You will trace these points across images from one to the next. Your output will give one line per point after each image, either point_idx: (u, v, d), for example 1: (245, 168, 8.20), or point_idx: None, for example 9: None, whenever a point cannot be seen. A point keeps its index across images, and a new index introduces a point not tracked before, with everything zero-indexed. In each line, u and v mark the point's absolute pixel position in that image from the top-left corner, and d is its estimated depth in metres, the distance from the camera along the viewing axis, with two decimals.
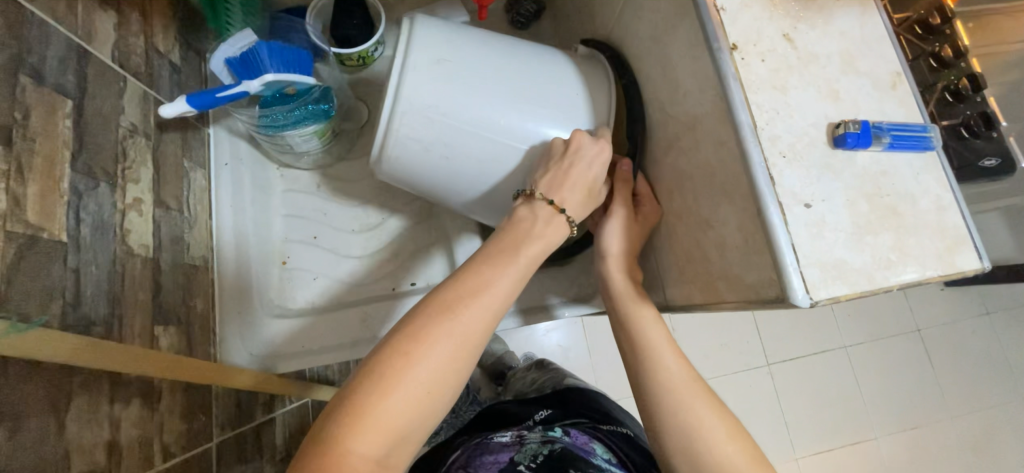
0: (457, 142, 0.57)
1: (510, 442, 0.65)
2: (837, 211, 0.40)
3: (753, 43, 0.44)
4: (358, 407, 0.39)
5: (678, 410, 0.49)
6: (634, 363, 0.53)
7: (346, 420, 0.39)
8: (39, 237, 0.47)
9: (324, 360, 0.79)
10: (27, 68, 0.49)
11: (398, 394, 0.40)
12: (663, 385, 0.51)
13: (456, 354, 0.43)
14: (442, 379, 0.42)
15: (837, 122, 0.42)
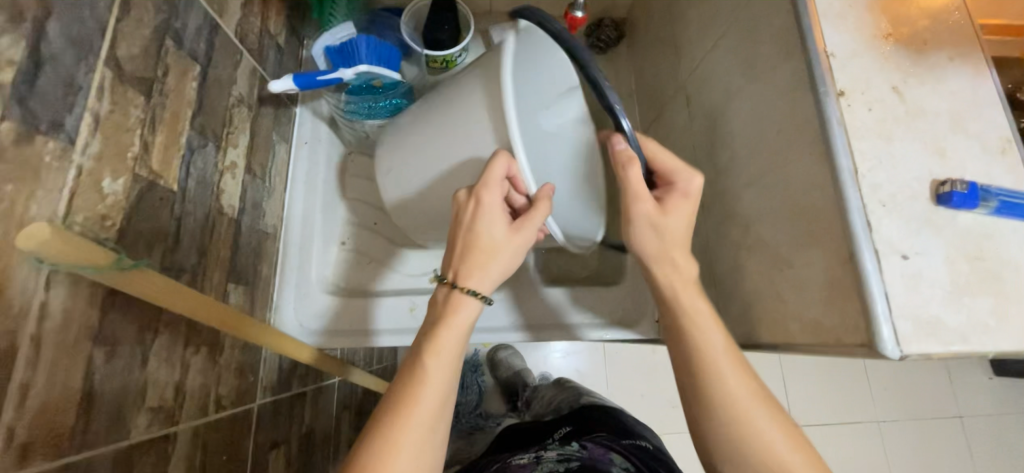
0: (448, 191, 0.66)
1: (527, 463, 0.65)
2: (934, 267, 0.40)
3: (860, 91, 0.44)
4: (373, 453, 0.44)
5: (733, 420, 0.50)
6: (686, 376, 0.54)
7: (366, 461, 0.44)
8: (156, 184, 0.51)
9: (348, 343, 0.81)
10: (172, 33, 0.54)
11: (407, 432, 0.45)
12: (724, 395, 0.51)
13: (447, 390, 0.48)
14: (440, 415, 0.47)
15: (941, 180, 0.42)
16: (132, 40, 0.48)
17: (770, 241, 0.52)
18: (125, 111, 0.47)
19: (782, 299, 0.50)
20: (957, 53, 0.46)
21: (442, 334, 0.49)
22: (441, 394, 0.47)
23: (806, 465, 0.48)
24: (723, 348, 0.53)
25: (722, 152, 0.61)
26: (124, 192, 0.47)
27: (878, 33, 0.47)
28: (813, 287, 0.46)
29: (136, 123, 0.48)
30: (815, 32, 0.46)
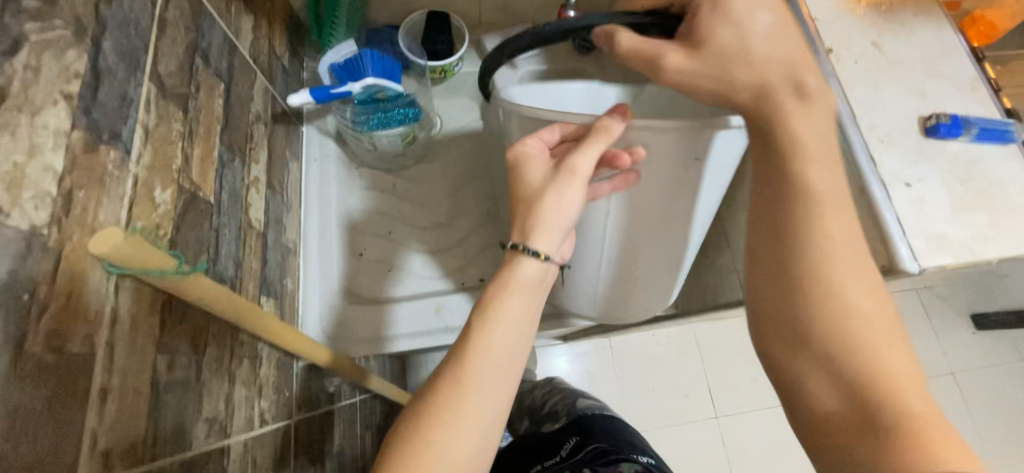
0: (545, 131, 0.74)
1: None
2: (934, 190, 0.45)
3: (846, 48, 0.50)
4: (428, 415, 0.44)
5: (829, 310, 0.44)
6: (785, 271, 0.46)
7: (417, 429, 0.44)
8: (198, 195, 0.52)
9: (359, 352, 0.80)
10: (200, 51, 0.56)
11: (468, 391, 0.45)
12: (826, 284, 0.44)
13: (510, 355, 0.47)
14: (506, 380, 0.47)
15: (927, 116, 0.47)
16: (170, 58, 0.50)
17: None
18: (168, 123, 0.48)
19: None
20: (921, 9, 0.53)
21: (514, 288, 0.49)
22: (507, 349, 0.47)
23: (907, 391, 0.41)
24: (845, 236, 0.44)
25: None
26: (172, 201, 0.48)
27: None
28: None
29: (178, 136, 0.50)
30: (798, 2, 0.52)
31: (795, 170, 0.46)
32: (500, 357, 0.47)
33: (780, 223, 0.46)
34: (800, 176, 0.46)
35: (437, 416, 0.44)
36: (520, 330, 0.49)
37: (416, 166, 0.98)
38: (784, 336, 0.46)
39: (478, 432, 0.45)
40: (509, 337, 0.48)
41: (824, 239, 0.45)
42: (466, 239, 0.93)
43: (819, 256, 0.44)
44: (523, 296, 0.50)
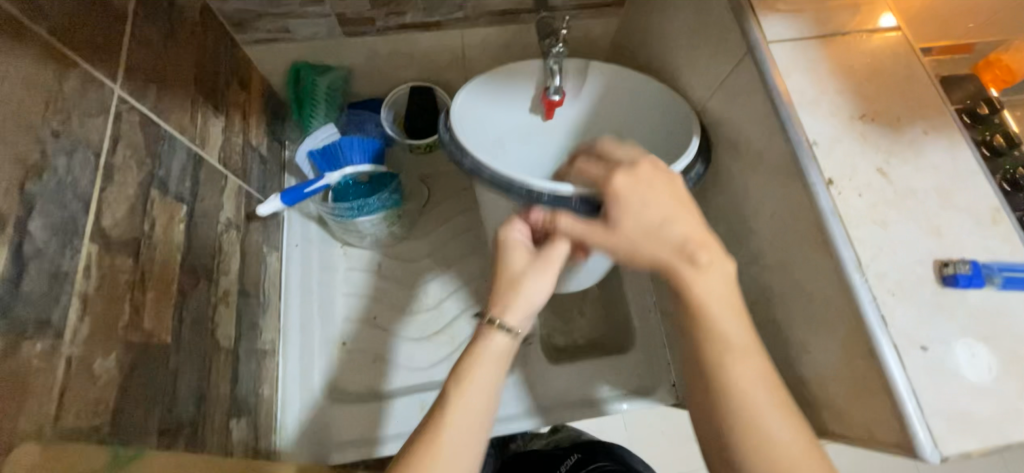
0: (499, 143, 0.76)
1: None
2: (955, 355, 0.40)
3: (848, 177, 0.45)
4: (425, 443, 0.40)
5: (718, 370, 0.40)
6: (692, 357, 0.42)
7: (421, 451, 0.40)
8: (150, 343, 0.49)
9: (347, 457, 0.74)
10: (157, 182, 0.53)
11: (451, 432, 0.41)
12: (722, 358, 0.40)
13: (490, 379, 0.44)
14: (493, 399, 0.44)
15: (944, 261, 0.42)
16: (116, 206, 0.47)
17: (783, 320, 0.52)
18: (112, 280, 0.45)
19: (806, 382, 0.50)
20: (932, 124, 0.48)
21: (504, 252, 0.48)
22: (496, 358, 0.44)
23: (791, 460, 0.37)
24: (755, 373, 0.40)
25: (720, 226, 0.62)
26: (116, 365, 0.45)
27: (855, 114, 0.48)
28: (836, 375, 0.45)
29: (125, 289, 0.47)
30: (796, 122, 0.47)
31: (704, 322, 0.41)
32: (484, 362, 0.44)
33: (691, 316, 0.42)
34: (717, 327, 0.41)
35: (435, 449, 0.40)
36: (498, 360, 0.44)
37: (402, 245, 0.94)
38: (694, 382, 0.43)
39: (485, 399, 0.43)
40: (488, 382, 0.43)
41: (735, 375, 0.40)
42: (454, 322, 0.89)
43: (733, 399, 0.39)
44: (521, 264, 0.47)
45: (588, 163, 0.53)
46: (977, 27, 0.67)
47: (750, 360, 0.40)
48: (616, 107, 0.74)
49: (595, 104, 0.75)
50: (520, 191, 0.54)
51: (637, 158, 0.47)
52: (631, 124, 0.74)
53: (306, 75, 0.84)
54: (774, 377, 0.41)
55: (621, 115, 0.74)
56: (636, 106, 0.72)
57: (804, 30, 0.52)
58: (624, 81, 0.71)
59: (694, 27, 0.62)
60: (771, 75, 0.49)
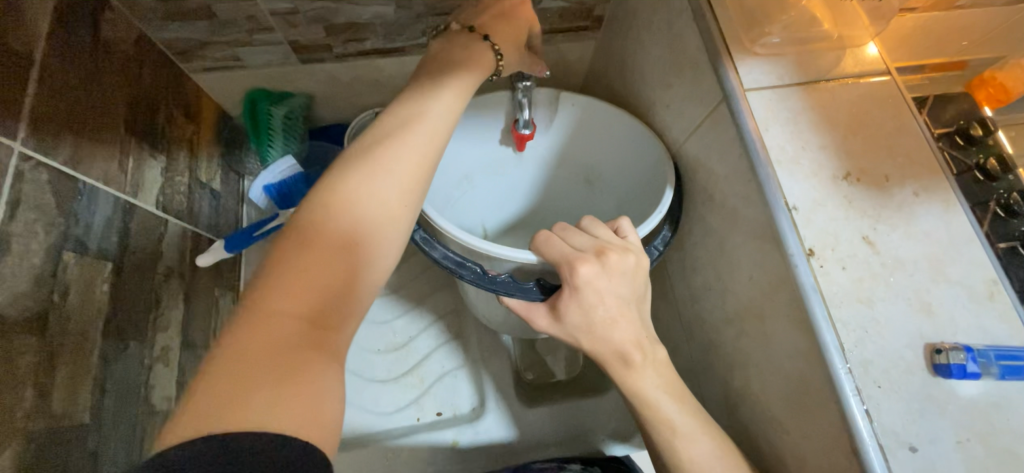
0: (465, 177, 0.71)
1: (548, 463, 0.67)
2: (947, 457, 0.35)
3: (831, 247, 0.41)
4: (266, 335, 0.31)
5: (664, 433, 0.47)
6: (646, 428, 0.48)
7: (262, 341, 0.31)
8: (61, 427, 0.45)
9: None
10: (72, 243, 0.48)
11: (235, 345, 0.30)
12: (662, 422, 0.47)
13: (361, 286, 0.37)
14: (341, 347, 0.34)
15: (936, 345, 0.38)
16: (15, 279, 0.42)
17: (759, 392, 0.48)
18: (9, 366, 0.40)
19: (781, 464, 0.46)
20: (922, 184, 0.43)
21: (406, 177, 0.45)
22: (386, 211, 0.39)
23: None
24: (707, 457, 0.46)
25: (697, 278, 0.58)
26: (13, 463, 0.40)
27: (838, 173, 0.44)
28: (813, 465, 0.41)
29: (26, 373, 0.42)
30: (775, 184, 0.43)
31: (657, 419, 0.47)
32: (373, 254, 0.38)
33: (631, 392, 0.48)
34: (669, 423, 0.47)
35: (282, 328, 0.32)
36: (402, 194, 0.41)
37: None
38: (649, 446, 0.49)
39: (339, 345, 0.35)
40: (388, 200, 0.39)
41: (691, 462, 0.45)
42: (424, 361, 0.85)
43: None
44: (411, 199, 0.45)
45: (556, 236, 0.50)
46: (973, 46, 0.58)
47: (701, 445, 0.46)
48: (591, 141, 0.70)
49: (570, 138, 0.71)
50: (473, 269, 0.53)
51: (605, 246, 0.48)
52: (606, 159, 0.69)
53: (260, 104, 0.80)
54: (729, 455, 0.46)
55: (596, 149, 0.70)
56: (611, 141, 0.67)
57: (785, 75, 0.48)
58: (599, 116, 0.66)
59: (668, 63, 0.58)
60: (748, 128, 0.45)
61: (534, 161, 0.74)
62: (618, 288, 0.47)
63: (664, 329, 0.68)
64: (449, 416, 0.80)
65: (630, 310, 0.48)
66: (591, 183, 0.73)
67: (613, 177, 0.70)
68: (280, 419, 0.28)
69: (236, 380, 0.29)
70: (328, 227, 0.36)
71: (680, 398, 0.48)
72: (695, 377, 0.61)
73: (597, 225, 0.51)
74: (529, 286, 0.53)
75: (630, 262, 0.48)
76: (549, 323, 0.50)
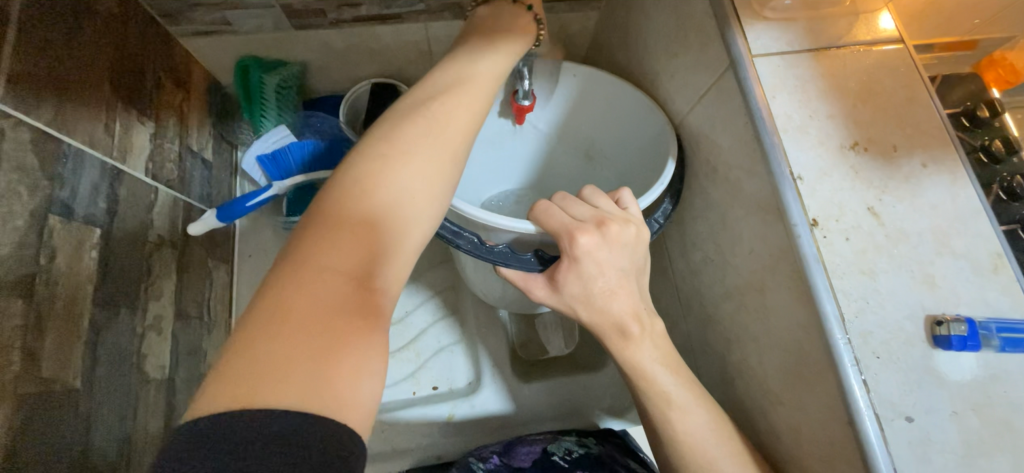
0: None
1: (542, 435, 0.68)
2: (943, 426, 0.35)
3: (835, 218, 0.40)
4: (304, 310, 0.29)
5: (660, 405, 0.47)
6: (642, 400, 0.48)
7: (300, 314, 0.29)
8: (52, 392, 0.44)
9: None
10: (57, 206, 0.47)
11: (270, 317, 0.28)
12: (658, 394, 0.47)
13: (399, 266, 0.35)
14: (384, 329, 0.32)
15: (937, 317, 0.37)
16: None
17: (757, 365, 0.48)
18: None
19: (776, 436, 0.46)
20: (931, 155, 0.42)
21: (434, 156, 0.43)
22: (425, 184, 0.37)
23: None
24: (700, 427, 0.46)
25: (697, 253, 0.57)
26: (4, 426, 0.39)
27: (845, 142, 0.43)
28: (809, 435, 0.41)
29: (14, 336, 0.41)
30: (780, 152, 0.42)
31: (652, 390, 0.47)
32: (407, 225, 0.36)
33: (627, 363, 0.48)
34: (664, 395, 0.47)
35: (322, 303, 0.29)
36: (439, 165, 0.38)
37: None
38: (643, 417, 0.49)
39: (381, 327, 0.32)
40: (424, 171, 0.37)
41: (684, 432, 0.46)
42: (420, 336, 0.85)
43: (677, 448, 0.46)
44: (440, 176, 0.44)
45: (556, 205, 0.48)
46: (984, 25, 0.54)
47: (696, 415, 0.46)
48: (592, 114, 0.68)
49: (571, 111, 0.69)
50: (470, 238, 0.51)
51: (604, 217, 0.47)
52: (607, 133, 0.68)
53: (252, 72, 0.77)
54: (723, 426, 0.46)
55: (597, 123, 0.68)
56: (612, 114, 0.66)
57: (795, 41, 0.46)
58: (601, 88, 0.64)
59: (673, 30, 0.56)
60: (754, 95, 0.44)
61: (534, 134, 0.73)
62: (617, 259, 0.46)
63: (661, 305, 0.68)
64: (444, 390, 0.81)
65: (627, 280, 0.47)
66: (591, 157, 0.72)
67: (613, 151, 0.69)
68: (316, 399, 0.26)
69: (266, 355, 0.27)
70: (370, 193, 0.34)
71: (676, 370, 0.48)
72: (692, 353, 0.61)
73: (598, 195, 0.50)
74: (528, 257, 0.51)
75: (631, 233, 0.47)
76: (547, 293, 0.49)
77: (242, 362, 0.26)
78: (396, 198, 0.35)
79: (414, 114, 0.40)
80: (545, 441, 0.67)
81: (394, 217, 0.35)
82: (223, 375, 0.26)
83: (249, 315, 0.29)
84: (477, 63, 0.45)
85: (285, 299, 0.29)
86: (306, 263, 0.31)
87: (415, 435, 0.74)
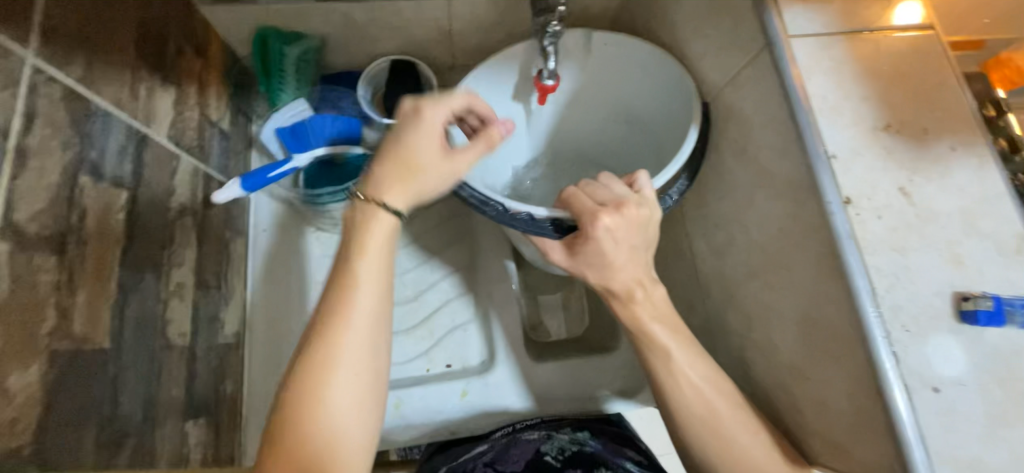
0: (497, 121, 0.74)
1: (536, 437, 0.66)
2: (969, 397, 0.37)
3: (869, 196, 0.41)
4: (293, 410, 0.43)
5: (666, 373, 0.49)
6: (656, 371, 0.50)
7: (289, 430, 0.42)
8: (83, 350, 0.44)
9: None
10: (87, 166, 0.46)
11: (302, 397, 0.43)
12: (664, 363, 0.49)
13: (370, 359, 0.46)
14: (366, 405, 0.45)
15: (964, 294, 0.39)
16: (33, 196, 0.40)
17: (779, 342, 0.49)
18: (30, 283, 0.39)
19: (799, 410, 0.47)
20: (961, 139, 0.43)
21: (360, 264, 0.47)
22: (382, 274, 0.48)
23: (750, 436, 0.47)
24: (700, 379, 0.48)
25: (719, 234, 0.58)
26: (39, 380, 0.39)
27: (878, 124, 0.43)
28: (834, 407, 0.42)
29: (48, 291, 0.41)
30: (815, 131, 0.43)
31: (653, 344, 0.50)
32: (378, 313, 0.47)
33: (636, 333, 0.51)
34: (665, 349, 0.49)
35: (310, 400, 0.43)
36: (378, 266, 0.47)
37: None
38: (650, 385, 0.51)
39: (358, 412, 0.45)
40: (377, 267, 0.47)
41: (686, 383, 0.48)
42: (435, 314, 0.85)
43: (681, 401, 0.48)
44: (370, 290, 0.47)
45: (582, 191, 0.50)
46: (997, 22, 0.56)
47: (695, 368, 0.49)
48: (622, 77, 0.70)
49: (599, 78, 0.71)
50: (496, 206, 0.55)
51: (622, 202, 0.48)
52: (641, 97, 0.70)
53: (272, 44, 0.77)
54: (722, 379, 0.49)
55: (630, 88, 0.70)
56: (643, 78, 0.67)
57: (830, 23, 0.47)
58: (626, 52, 0.66)
59: (705, 12, 0.57)
60: (790, 75, 0.45)
61: (566, 103, 0.75)
62: (630, 236, 0.49)
63: (679, 288, 0.68)
64: (458, 368, 0.81)
65: (638, 254, 0.50)
66: (630, 123, 0.74)
67: (651, 115, 0.70)
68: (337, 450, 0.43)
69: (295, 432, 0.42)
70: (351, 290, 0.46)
71: (685, 340, 0.50)
72: (710, 334, 0.62)
73: (614, 180, 0.51)
74: (546, 225, 0.53)
75: (644, 215, 0.48)
76: (563, 258, 0.52)
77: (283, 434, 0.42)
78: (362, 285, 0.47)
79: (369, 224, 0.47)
80: (538, 441, 0.66)
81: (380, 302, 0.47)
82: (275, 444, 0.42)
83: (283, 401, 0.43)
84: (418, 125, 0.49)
85: (306, 387, 0.43)
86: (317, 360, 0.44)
87: (430, 412, 0.74)
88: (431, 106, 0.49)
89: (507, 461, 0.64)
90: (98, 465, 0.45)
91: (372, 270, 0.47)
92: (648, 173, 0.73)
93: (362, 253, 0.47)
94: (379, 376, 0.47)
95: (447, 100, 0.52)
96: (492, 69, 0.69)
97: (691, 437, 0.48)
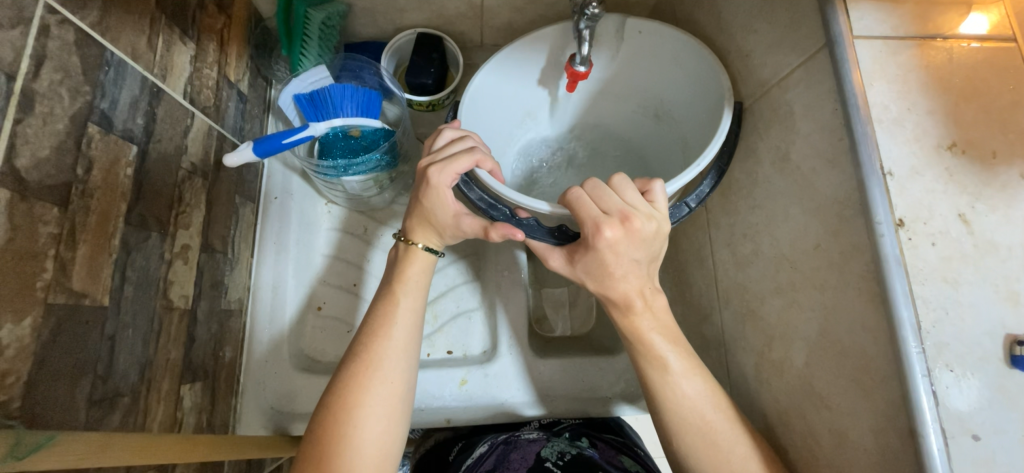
0: (517, 106, 0.71)
1: (536, 439, 0.68)
2: (1012, 449, 0.34)
3: (923, 220, 0.38)
4: (336, 412, 0.48)
5: (663, 385, 0.48)
6: (656, 381, 0.49)
7: (328, 422, 0.48)
8: (80, 305, 0.43)
9: None
10: (96, 116, 0.45)
11: (350, 385, 0.50)
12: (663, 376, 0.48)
13: (405, 371, 0.53)
14: (396, 419, 0.51)
15: (1020, 337, 0.35)
16: (39, 142, 0.39)
17: (801, 365, 0.46)
18: (30, 233, 0.38)
19: (815, 440, 0.44)
20: None
21: (401, 291, 0.55)
22: (422, 284, 0.56)
23: (747, 458, 0.46)
24: (696, 392, 0.48)
25: (746, 245, 0.54)
26: (32, 333, 0.38)
27: (942, 142, 0.40)
28: (856, 442, 0.39)
29: (47, 243, 0.40)
30: (871, 142, 0.39)
31: (652, 356, 0.49)
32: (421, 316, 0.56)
33: (640, 342, 0.49)
34: (662, 360, 0.48)
35: (353, 391, 0.49)
36: (421, 278, 0.57)
37: (390, 209, 0.84)
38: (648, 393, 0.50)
39: (383, 438, 0.49)
40: (422, 280, 0.57)
41: (682, 396, 0.48)
42: (441, 299, 0.84)
43: (677, 414, 0.48)
44: (412, 297, 0.56)
45: (588, 196, 0.46)
46: None
47: (692, 381, 0.48)
48: (655, 69, 0.66)
49: (629, 67, 0.67)
50: (503, 211, 0.53)
51: (626, 214, 0.44)
52: (674, 91, 0.65)
53: (297, 6, 0.75)
54: (718, 393, 0.48)
55: (663, 79, 0.66)
56: (676, 70, 0.63)
57: (900, 26, 0.43)
58: (659, 42, 0.62)
59: (758, 5, 0.53)
60: (850, 79, 0.41)
61: (593, 90, 0.71)
62: (635, 250, 0.45)
63: (695, 297, 0.65)
64: (459, 355, 0.80)
65: (641, 265, 0.47)
66: (660, 118, 0.69)
67: (682, 111, 0.65)
68: (367, 439, 0.48)
69: (333, 419, 0.48)
70: (399, 295, 0.55)
71: (688, 355, 0.49)
72: (722, 348, 0.59)
73: (627, 185, 0.46)
74: (548, 232, 0.52)
75: (650, 230, 0.45)
76: (562, 264, 0.50)
77: (324, 427, 0.48)
78: (409, 290, 0.56)
79: (411, 248, 0.56)
80: (538, 444, 0.67)
81: (419, 306, 0.56)
82: (320, 432, 0.48)
83: (324, 408, 0.49)
84: (437, 171, 0.51)
85: (351, 381, 0.50)
86: (368, 351, 0.52)
87: (427, 397, 0.72)
88: (439, 171, 0.51)
89: (508, 467, 0.65)
90: (89, 424, 0.44)
91: (416, 285, 0.56)
92: (671, 173, 0.68)
93: (403, 283, 0.56)
94: (408, 390, 0.53)
95: (449, 149, 0.53)
96: (521, 50, 0.65)
97: (687, 448, 0.47)
